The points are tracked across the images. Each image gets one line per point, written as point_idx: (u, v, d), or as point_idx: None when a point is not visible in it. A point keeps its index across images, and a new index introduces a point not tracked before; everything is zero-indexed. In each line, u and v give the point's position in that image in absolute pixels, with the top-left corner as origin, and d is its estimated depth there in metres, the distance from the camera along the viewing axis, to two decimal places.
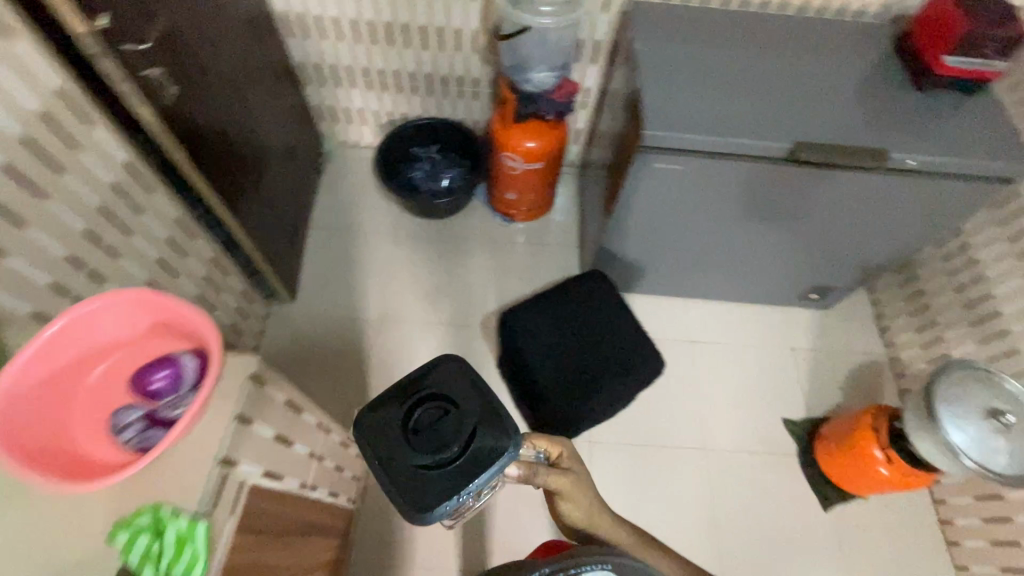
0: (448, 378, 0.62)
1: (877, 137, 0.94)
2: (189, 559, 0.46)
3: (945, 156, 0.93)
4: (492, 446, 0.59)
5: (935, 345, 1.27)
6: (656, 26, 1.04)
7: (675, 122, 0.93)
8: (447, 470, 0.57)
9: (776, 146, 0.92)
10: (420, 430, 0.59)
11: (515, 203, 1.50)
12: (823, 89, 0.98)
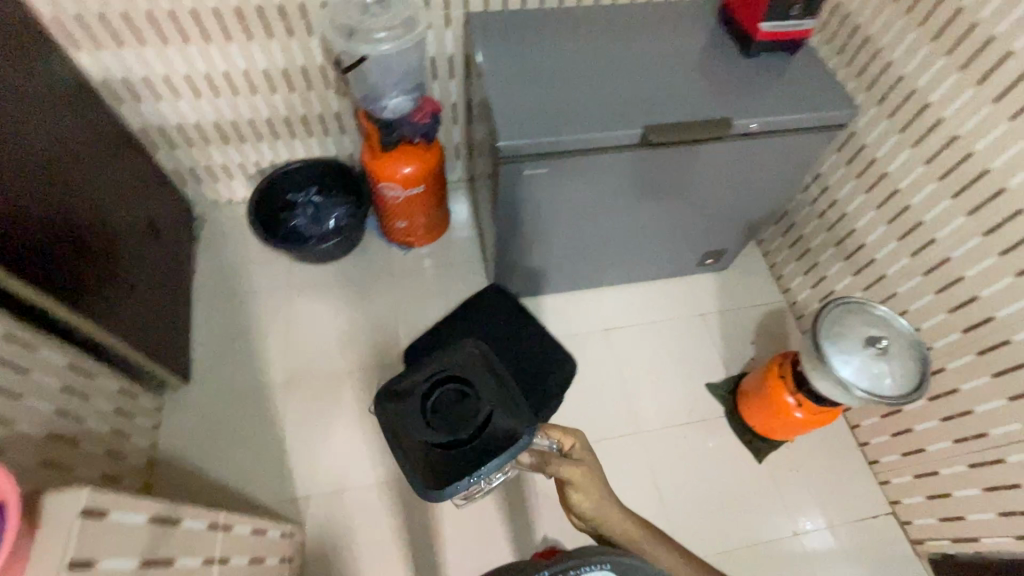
0: (474, 368, 0.82)
1: (717, 108, 0.99)
2: None
3: (780, 114, 0.99)
4: (506, 438, 0.77)
5: (819, 284, 1.35)
6: (497, 37, 1.05)
7: (525, 127, 0.94)
8: (458, 445, 0.77)
9: (626, 134, 0.95)
10: (441, 409, 0.79)
11: (408, 230, 1.45)
12: (662, 72, 1.02)
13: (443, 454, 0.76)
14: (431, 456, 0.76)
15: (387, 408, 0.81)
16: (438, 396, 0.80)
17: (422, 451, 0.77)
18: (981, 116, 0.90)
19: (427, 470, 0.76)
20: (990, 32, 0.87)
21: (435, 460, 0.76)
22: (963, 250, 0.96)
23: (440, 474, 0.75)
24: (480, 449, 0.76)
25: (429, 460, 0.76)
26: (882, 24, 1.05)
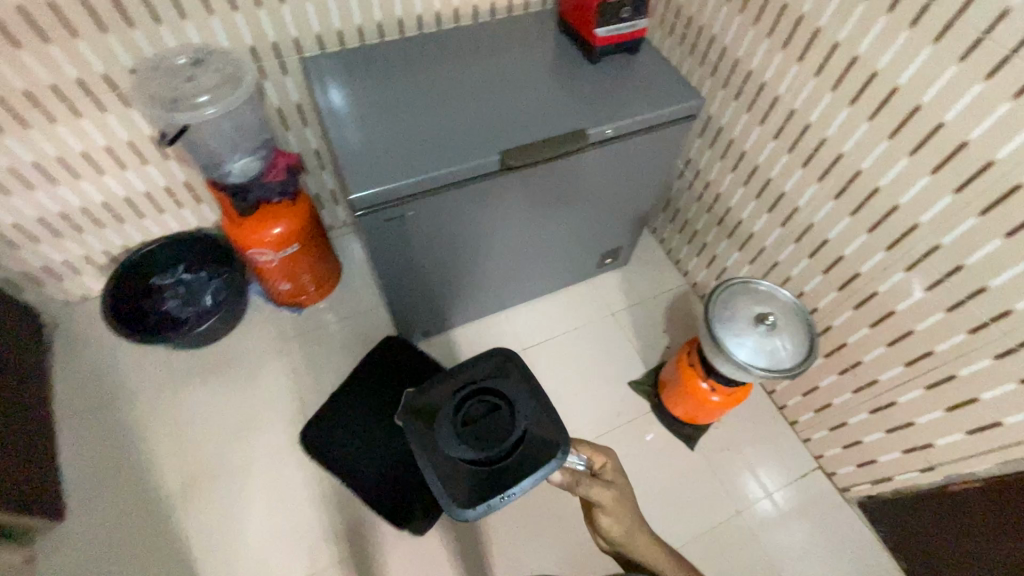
0: (507, 379, 0.80)
1: (568, 122, 1.00)
2: None
3: (632, 116, 1.01)
4: (540, 454, 0.77)
5: (710, 263, 1.39)
6: (337, 86, 1.03)
7: (376, 175, 0.92)
8: (491, 462, 0.75)
9: (482, 164, 0.95)
10: (471, 422, 0.77)
11: (294, 289, 1.35)
12: (510, 97, 1.04)
13: (472, 472, 0.75)
14: (461, 472, 0.75)
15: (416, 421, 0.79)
16: (467, 409, 0.77)
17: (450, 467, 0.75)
18: (809, 89, 0.95)
19: (458, 487, 0.74)
20: (799, 11, 0.91)
21: (466, 478, 0.74)
22: (822, 214, 1.01)
23: (472, 490, 0.74)
24: (513, 466, 0.75)
25: (459, 477, 0.75)
26: (710, 14, 1.09)
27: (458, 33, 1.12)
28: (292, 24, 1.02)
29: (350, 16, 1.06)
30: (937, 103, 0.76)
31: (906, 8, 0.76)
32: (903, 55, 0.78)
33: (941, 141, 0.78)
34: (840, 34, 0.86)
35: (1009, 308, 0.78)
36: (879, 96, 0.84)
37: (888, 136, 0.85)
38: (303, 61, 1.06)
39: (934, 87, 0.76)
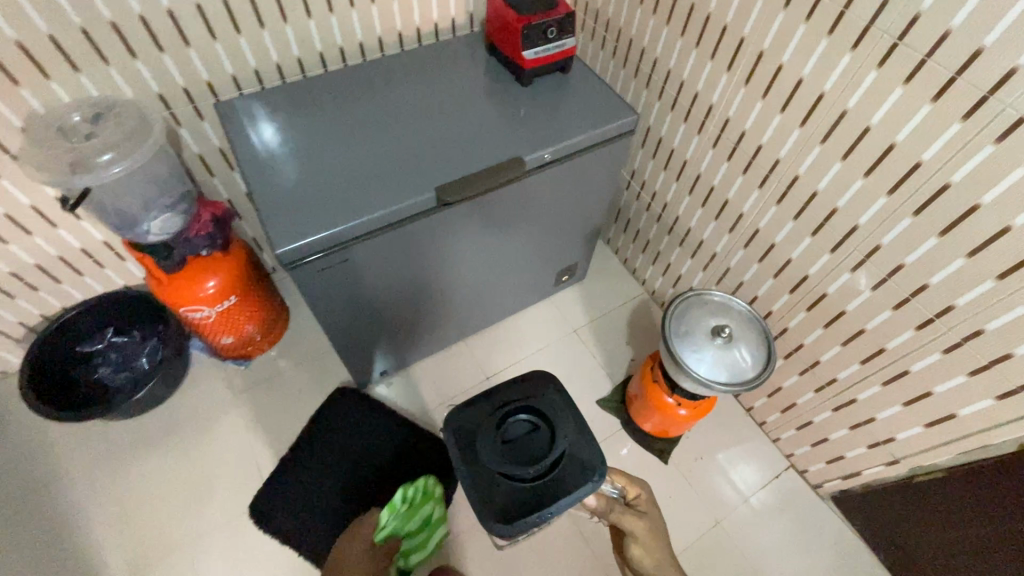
0: (551, 402, 0.84)
1: (504, 149, 0.97)
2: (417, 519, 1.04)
3: (567, 138, 0.99)
4: (578, 476, 0.79)
5: (665, 271, 1.38)
6: (255, 131, 0.97)
7: (305, 224, 0.86)
8: (531, 479, 0.78)
9: (418, 201, 0.91)
10: (511, 442, 0.81)
11: (238, 343, 1.27)
12: (442, 128, 1.00)
13: (512, 486, 0.77)
14: (501, 484, 0.77)
15: (458, 434, 0.82)
16: (508, 429, 0.81)
17: (488, 482, 0.78)
18: (740, 98, 0.95)
19: (496, 499, 0.77)
20: (722, 22, 0.91)
21: (503, 494, 0.77)
22: (766, 219, 1.01)
23: (512, 502, 0.76)
24: (551, 487, 0.78)
25: (496, 493, 0.77)
26: (638, 26, 1.09)
27: (384, 64, 1.09)
28: (201, 66, 0.96)
29: (265, 53, 1.00)
30: (861, 108, 0.76)
31: (822, 15, 0.76)
32: (825, 62, 0.78)
33: (869, 145, 0.78)
34: (764, 43, 0.86)
35: (949, 305, 0.77)
36: (806, 103, 0.84)
37: (819, 142, 0.85)
38: (217, 105, 0.99)
39: (857, 92, 0.76)
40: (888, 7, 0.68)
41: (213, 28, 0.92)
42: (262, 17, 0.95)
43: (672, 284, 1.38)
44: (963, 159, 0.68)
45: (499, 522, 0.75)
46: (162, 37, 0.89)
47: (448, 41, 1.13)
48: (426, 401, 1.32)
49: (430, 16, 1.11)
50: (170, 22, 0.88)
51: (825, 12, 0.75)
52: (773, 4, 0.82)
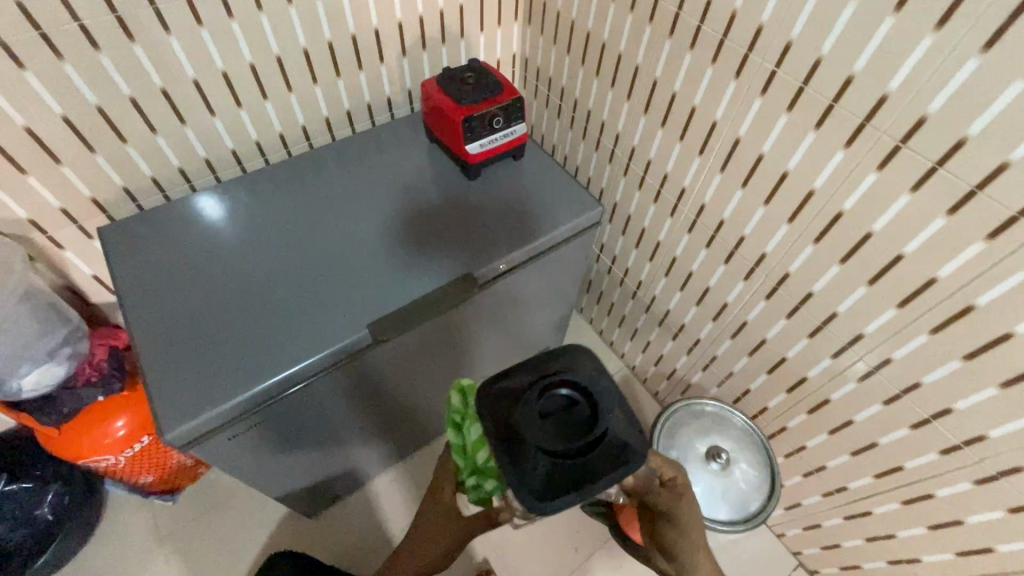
0: (594, 366, 0.54)
1: (450, 264, 0.84)
2: (475, 441, 0.57)
3: (523, 245, 0.86)
4: (619, 459, 0.51)
5: (644, 351, 1.26)
6: (147, 261, 0.80)
7: (208, 389, 0.70)
8: (568, 458, 0.50)
9: (348, 344, 0.76)
10: (549, 418, 0.51)
11: (166, 478, 1.08)
12: (376, 240, 0.86)
13: (545, 470, 0.49)
14: (531, 468, 0.49)
15: (484, 413, 0.54)
16: (545, 400, 0.52)
17: (517, 464, 0.50)
18: (716, 184, 0.83)
19: (524, 484, 0.49)
20: (691, 102, 0.79)
21: (537, 477, 0.49)
22: (754, 313, 0.89)
23: (547, 486, 0.49)
24: (595, 467, 0.50)
25: (522, 480, 0.49)
26: (596, 99, 0.97)
27: (309, 161, 0.94)
28: (81, 183, 0.79)
29: (163, 160, 0.84)
30: (860, 212, 0.66)
31: (808, 106, 0.65)
32: (814, 156, 0.67)
33: (876, 253, 0.66)
34: (739, 129, 0.75)
35: (981, 434, 0.66)
36: (793, 198, 0.72)
37: (811, 242, 0.73)
38: (102, 229, 0.83)
39: (856, 193, 0.65)
40: (887, 106, 0.57)
41: (89, 140, 0.76)
42: (152, 121, 0.79)
43: (653, 366, 1.25)
44: (990, 283, 0.58)
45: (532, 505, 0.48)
46: (21, 156, 0.73)
47: (385, 126, 1.00)
48: (387, 525, 1.17)
49: (361, 99, 0.98)
50: (31, 140, 0.72)
51: (811, 103, 0.64)
52: (749, 88, 0.70)
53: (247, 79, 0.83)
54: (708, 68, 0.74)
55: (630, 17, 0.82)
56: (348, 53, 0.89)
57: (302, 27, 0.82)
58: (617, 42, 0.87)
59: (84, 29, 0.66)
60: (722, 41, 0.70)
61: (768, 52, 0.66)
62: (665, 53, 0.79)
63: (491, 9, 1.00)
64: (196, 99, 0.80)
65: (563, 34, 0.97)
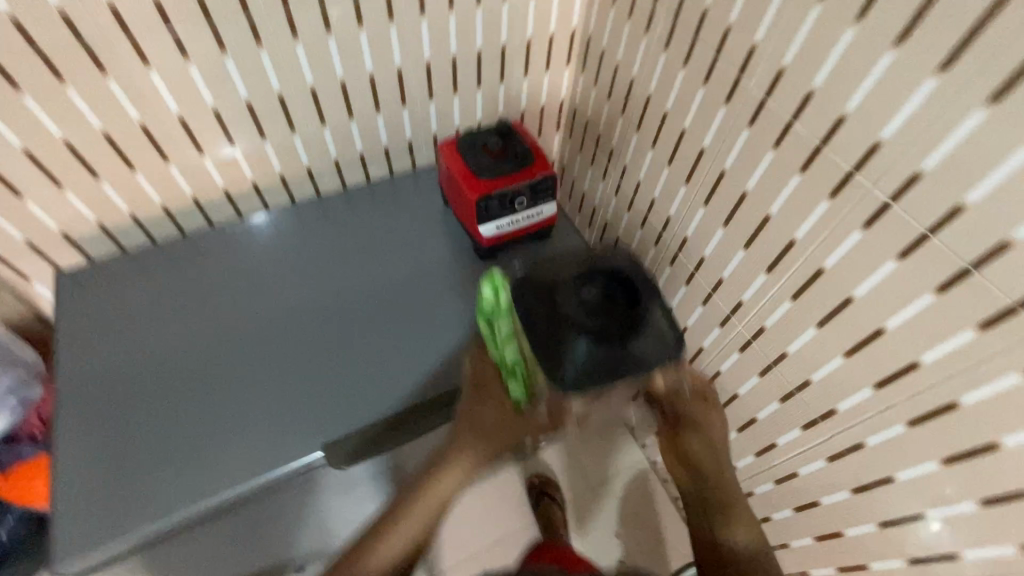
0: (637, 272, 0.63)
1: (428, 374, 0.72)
2: (507, 329, 0.62)
3: None
4: (653, 356, 0.61)
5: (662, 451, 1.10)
6: (101, 320, 0.74)
7: (120, 506, 0.62)
8: (598, 341, 0.59)
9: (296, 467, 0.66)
10: (586, 307, 0.61)
11: None
12: (350, 330, 0.75)
13: (580, 355, 0.59)
14: (573, 351, 0.59)
15: (529, 306, 0.63)
16: (581, 291, 0.62)
17: (552, 350, 0.59)
18: (783, 311, 0.64)
19: (566, 362, 0.59)
20: (764, 210, 0.61)
21: (569, 360, 0.59)
22: (810, 467, 0.72)
23: (577, 363, 0.59)
24: (627, 357, 0.60)
25: (565, 358, 0.59)
26: (649, 171, 0.78)
27: (306, 213, 0.86)
28: (49, 218, 0.74)
29: (142, 197, 0.77)
30: (982, 413, 0.49)
31: (908, 246, 0.48)
32: (891, 298, 0.51)
33: (966, 438, 0.51)
34: (810, 248, 0.57)
35: None
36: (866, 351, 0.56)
37: (906, 421, 0.56)
38: (61, 276, 0.77)
39: (937, 351, 0.50)
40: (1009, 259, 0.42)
41: (56, 174, 0.70)
42: (130, 158, 0.72)
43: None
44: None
45: (565, 381, 0.59)
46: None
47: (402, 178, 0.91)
48: None
49: (379, 146, 0.86)
50: None
51: (912, 242, 0.48)
52: (818, 190, 0.54)
53: (242, 117, 0.74)
54: (781, 168, 0.57)
55: (702, 91, 0.64)
56: (363, 93, 0.78)
57: (309, 66, 0.72)
58: (682, 116, 0.69)
59: (44, 55, 0.60)
60: (808, 142, 0.53)
61: (879, 172, 0.48)
62: (740, 143, 0.61)
63: (538, 54, 0.86)
64: (180, 134, 0.72)
65: (619, 91, 0.80)
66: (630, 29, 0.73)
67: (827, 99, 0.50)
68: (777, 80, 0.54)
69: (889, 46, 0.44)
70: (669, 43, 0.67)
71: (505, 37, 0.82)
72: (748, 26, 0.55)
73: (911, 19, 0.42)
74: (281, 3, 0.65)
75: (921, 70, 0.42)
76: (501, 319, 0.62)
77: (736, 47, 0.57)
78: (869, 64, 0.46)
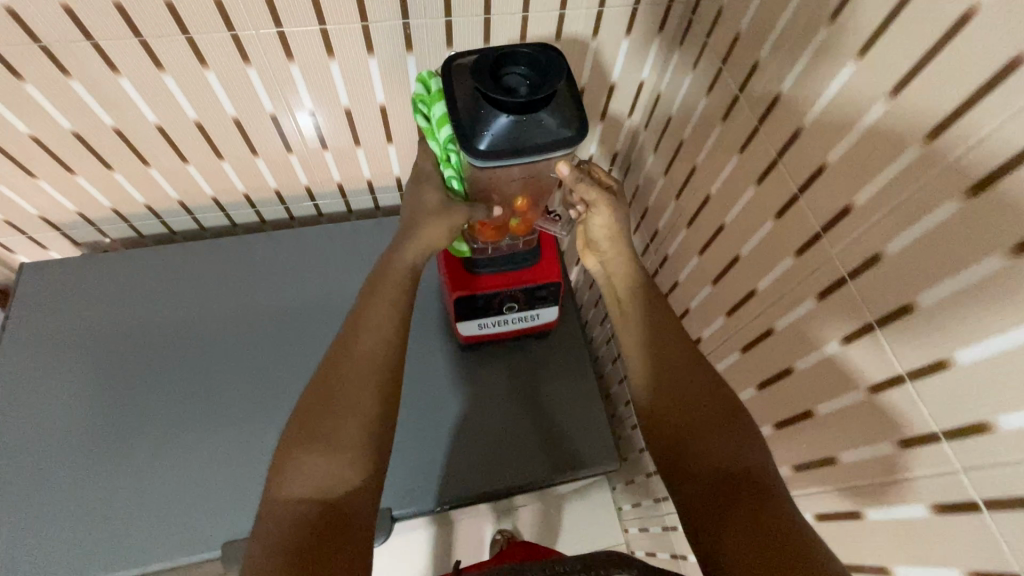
0: (543, 62, 0.57)
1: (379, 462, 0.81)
2: (441, 112, 0.62)
3: (411, 459, 0.82)
4: (542, 135, 0.56)
5: (640, 502, 1.16)
6: (54, 329, 0.84)
7: (26, 522, 0.73)
8: (517, 115, 0.55)
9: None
10: (498, 85, 0.56)
11: None
12: (261, 394, 0.83)
13: (500, 128, 0.55)
14: (491, 126, 0.55)
15: (459, 86, 0.58)
16: (503, 75, 0.56)
17: (474, 119, 0.56)
18: (731, 361, 0.71)
19: (479, 136, 0.55)
20: (735, 249, 0.67)
21: (489, 128, 0.55)
22: None
23: (493, 137, 0.55)
24: (546, 123, 0.56)
25: (488, 128, 0.55)
26: (656, 204, 0.85)
27: (269, 249, 0.93)
28: (64, 197, 0.81)
29: (195, 186, 0.85)
30: (860, 482, 0.54)
31: (871, 356, 0.50)
32: (809, 330, 0.56)
33: (812, 430, 0.59)
34: (777, 319, 0.61)
35: None
36: (770, 371, 0.64)
37: (789, 466, 0.64)
38: (26, 265, 0.87)
39: (837, 403, 0.54)
40: (941, 373, 0.44)
41: (109, 160, 0.77)
42: (106, 160, 0.77)
43: (648, 530, 1.15)
44: (892, 501, 0.51)
45: (480, 152, 0.55)
46: (36, 166, 0.75)
47: (330, 257, 0.93)
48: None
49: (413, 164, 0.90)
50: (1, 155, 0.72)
51: (850, 306, 0.51)
52: (786, 237, 0.58)
53: (268, 129, 0.78)
54: (768, 223, 0.60)
55: (719, 130, 0.67)
56: (405, 115, 0.80)
57: (345, 88, 0.74)
58: (697, 154, 0.72)
59: (97, 48, 0.63)
60: (799, 206, 0.55)
61: (841, 237, 0.51)
62: (744, 201, 0.64)
63: (617, 94, 0.85)
64: (206, 139, 0.77)
65: (666, 145, 0.80)
66: (691, 84, 0.73)
67: (805, 155, 0.54)
68: (794, 141, 0.55)
69: (914, 142, 0.43)
70: (711, 89, 0.68)
71: (582, 78, 0.82)
72: (775, 79, 0.57)
73: (954, 110, 0.39)
74: (317, 22, 0.65)
75: (951, 184, 0.40)
76: (436, 104, 0.63)
77: (784, 118, 0.56)
78: (885, 163, 0.45)
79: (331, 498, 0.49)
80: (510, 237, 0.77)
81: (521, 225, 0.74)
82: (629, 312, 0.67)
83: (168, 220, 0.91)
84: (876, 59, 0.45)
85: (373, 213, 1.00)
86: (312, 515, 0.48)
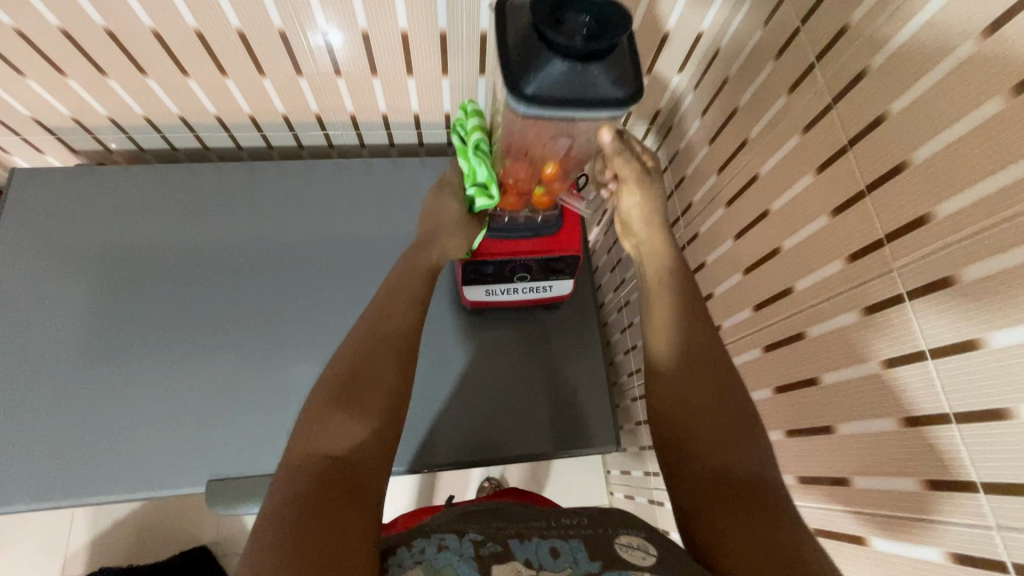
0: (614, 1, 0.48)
1: None
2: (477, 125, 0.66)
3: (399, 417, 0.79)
4: (596, 88, 0.49)
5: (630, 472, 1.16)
6: (48, 242, 0.81)
7: (19, 437, 0.73)
8: (574, 63, 0.47)
9: (69, 503, 0.72)
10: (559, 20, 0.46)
11: None
12: (254, 333, 0.81)
13: (552, 75, 0.47)
14: (543, 71, 0.47)
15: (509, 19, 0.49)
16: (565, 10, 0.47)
17: (524, 59, 0.48)
18: (749, 357, 0.66)
19: (528, 80, 0.48)
20: (776, 242, 0.59)
21: (540, 72, 0.47)
22: None
23: (543, 85, 0.48)
24: (602, 75, 0.48)
25: (538, 73, 0.47)
26: (695, 174, 0.77)
27: (276, 181, 0.87)
28: (58, 101, 0.76)
29: (196, 103, 0.79)
30: (870, 511, 0.50)
31: (919, 385, 0.44)
32: (845, 344, 0.50)
33: (825, 445, 0.54)
34: (811, 326, 0.55)
35: None
36: (792, 376, 0.58)
37: (796, 475, 0.59)
38: (21, 170, 0.83)
39: (862, 425, 0.50)
40: (996, 423, 0.38)
41: (101, 64, 0.70)
42: (101, 66, 0.71)
43: (633, 498, 1.16)
44: (902, 535, 0.47)
45: (527, 98, 0.48)
46: (27, 64, 0.69)
47: (335, 199, 0.88)
48: None
49: (434, 101, 0.82)
50: None
51: (905, 324, 0.45)
52: (838, 239, 0.51)
53: (276, 47, 0.70)
54: (821, 219, 0.53)
55: (783, 103, 0.58)
56: (428, 46, 0.72)
57: (364, 9, 0.66)
58: (752, 126, 0.64)
59: None
60: (865, 203, 0.48)
61: (908, 253, 0.44)
62: (797, 189, 0.56)
63: (670, 47, 0.75)
64: (208, 51, 0.70)
65: (717, 111, 0.71)
66: (756, 45, 0.63)
67: (881, 147, 0.46)
68: (869, 132, 0.47)
69: None
70: (781, 53, 0.59)
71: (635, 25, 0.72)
72: (861, 53, 0.48)
73: None
74: None
75: None
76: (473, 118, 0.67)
77: (864, 102, 0.48)
78: (982, 175, 0.38)
79: (318, 460, 0.44)
80: (529, 209, 0.72)
81: (544, 196, 0.69)
82: (657, 296, 0.62)
83: (170, 136, 0.86)
84: (1004, 44, 0.37)
85: (387, 149, 0.93)
86: (299, 479, 0.43)
